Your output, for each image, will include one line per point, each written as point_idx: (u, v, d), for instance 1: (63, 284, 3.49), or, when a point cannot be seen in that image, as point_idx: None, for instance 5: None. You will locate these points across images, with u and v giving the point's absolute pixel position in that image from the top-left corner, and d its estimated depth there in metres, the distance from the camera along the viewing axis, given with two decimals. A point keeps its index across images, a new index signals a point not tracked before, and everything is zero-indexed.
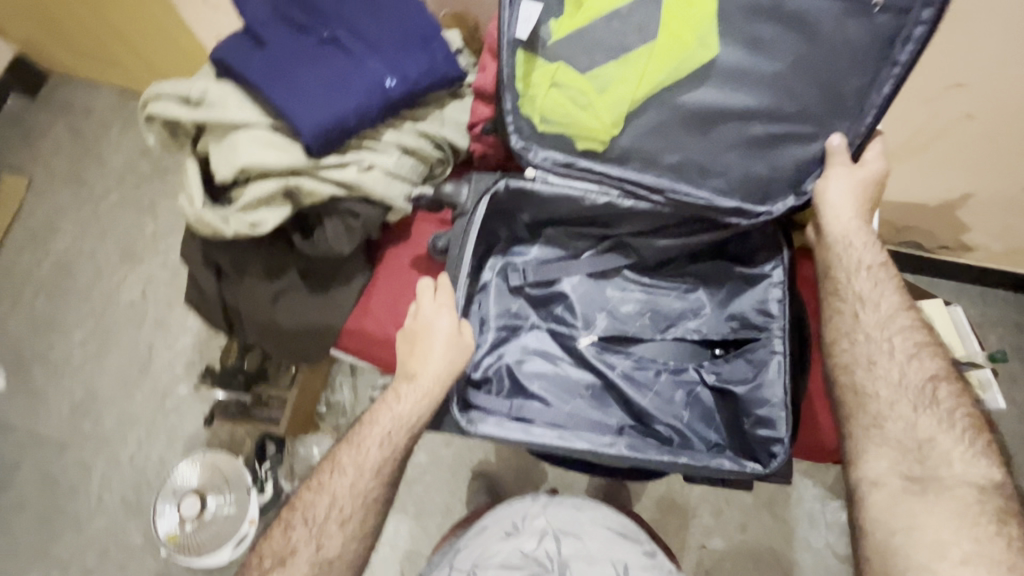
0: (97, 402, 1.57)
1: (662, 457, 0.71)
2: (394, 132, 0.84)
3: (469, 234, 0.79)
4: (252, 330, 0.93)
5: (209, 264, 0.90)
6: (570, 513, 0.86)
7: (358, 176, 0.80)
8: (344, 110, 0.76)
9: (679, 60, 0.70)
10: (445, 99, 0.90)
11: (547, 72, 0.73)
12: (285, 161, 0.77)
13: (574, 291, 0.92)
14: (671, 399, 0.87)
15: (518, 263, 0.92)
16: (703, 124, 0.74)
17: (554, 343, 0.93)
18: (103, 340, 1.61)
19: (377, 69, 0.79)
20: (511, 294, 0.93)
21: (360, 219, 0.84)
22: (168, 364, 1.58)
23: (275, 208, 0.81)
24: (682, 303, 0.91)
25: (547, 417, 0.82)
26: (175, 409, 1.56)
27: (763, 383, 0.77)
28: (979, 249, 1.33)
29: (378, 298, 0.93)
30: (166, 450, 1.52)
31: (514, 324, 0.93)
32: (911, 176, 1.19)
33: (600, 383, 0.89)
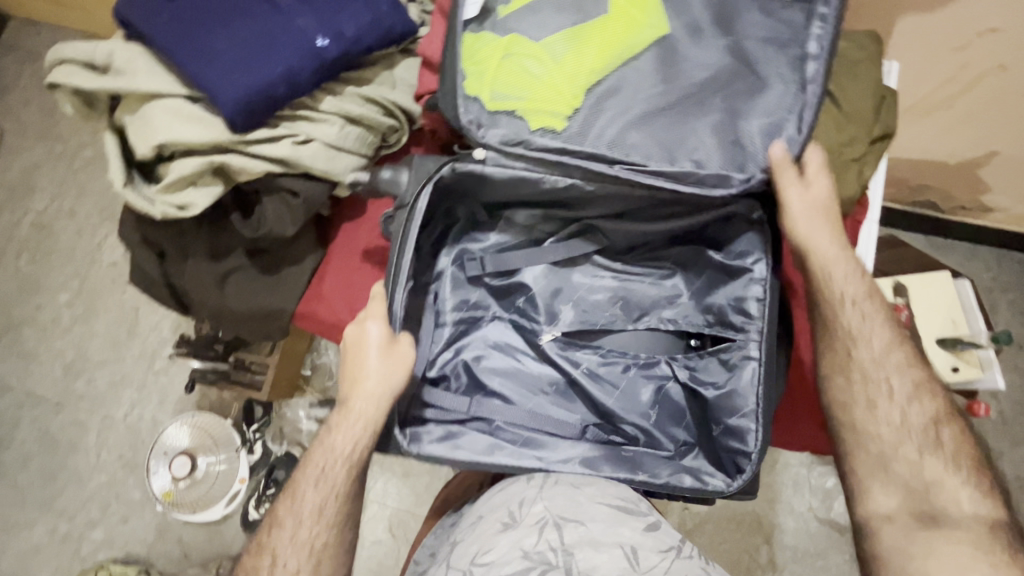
0: (89, 363, 1.53)
1: (618, 475, 0.73)
2: (334, 99, 0.75)
3: (412, 225, 0.70)
4: (203, 313, 0.88)
5: (148, 245, 0.84)
6: (568, 496, 0.68)
7: (293, 150, 0.72)
8: (268, 76, 0.67)
9: (631, 36, 0.70)
10: (396, 56, 0.80)
11: (500, 43, 0.70)
12: (208, 137, 0.69)
13: (540, 281, 0.87)
14: (636, 399, 0.83)
15: (476, 251, 0.85)
16: (653, 96, 0.70)
17: (517, 335, 0.88)
18: (89, 302, 1.55)
19: (307, 26, 0.69)
20: (469, 284, 0.87)
21: (301, 197, 0.76)
22: (154, 326, 1.53)
23: (205, 187, 0.73)
24: (657, 291, 0.85)
25: (507, 417, 0.80)
26: (164, 370, 1.52)
27: (734, 395, 0.74)
28: (998, 211, 1.22)
29: (332, 278, 0.87)
30: (158, 410, 1.49)
31: (473, 317, 0.87)
32: (931, 133, 1.07)
33: (565, 379, 0.86)
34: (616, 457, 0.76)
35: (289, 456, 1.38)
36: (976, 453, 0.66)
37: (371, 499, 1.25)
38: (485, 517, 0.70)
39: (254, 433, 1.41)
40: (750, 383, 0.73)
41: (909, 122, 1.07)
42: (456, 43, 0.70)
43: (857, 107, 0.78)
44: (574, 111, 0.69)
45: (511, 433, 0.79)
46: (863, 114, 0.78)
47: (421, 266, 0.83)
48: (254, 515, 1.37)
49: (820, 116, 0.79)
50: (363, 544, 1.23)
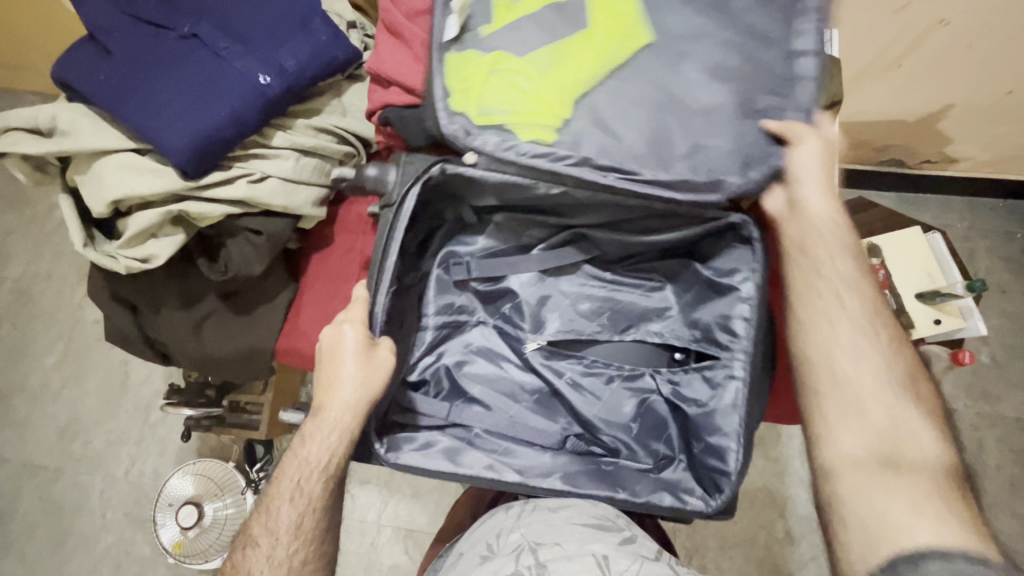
0: (84, 423, 1.51)
1: (599, 493, 0.73)
2: (285, 133, 0.75)
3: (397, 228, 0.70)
4: (185, 362, 0.88)
5: (120, 301, 0.84)
6: (544, 519, 0.68)
7: (249, 190, 0.72)
8: (213, 120, 0.67)
9: (612, 50, 0.68)
10: (343, 84, 0.80)
11: (483, 60, 0.68)
12: (162, 187, 0.69)
13: (524, 289, 0.88)
14: (617, 409, 0.84)
15: (463, 254, 0.86)
16: (648, 99, 0.68)
17: (500, 340, 0.89)
18: (77, 362, 1.53)
19: (248, 65, 0.69)
20: (460, 285, 0.88)
21: (264, 234, 0.76)
22: (145, 378, 1.52)
23: (166, 237, 0.73)
24: (644, 303, 0.86)
25: (488, 425, 0.81)
26: (161, 422, 1.51)
27: (716, 413, 0.74)
28: (964, 160, 1.23)
29: (308, 311, 0.87)
30: (159, 462, 1.48)
31: (457, 320, 0.89)
32: (886, 94, 1.08)
33: (547, 389, 0.87)
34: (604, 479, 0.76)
35: None
36: (940, 408, 0.65)
37: (384, 524, 1.24)
38: (466, 553, 0.70)
39: (258, 473, 1.39)
40: (732, 402, 0.73)
41: (863, 86, 1.09)
42: (438, 61, 0.67)
43: None
44: (563, 125, 0.67)
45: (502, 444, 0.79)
46: None
47: (407, 267, 0.80)
48: None
49: None
50: (381, 569, 1.22)
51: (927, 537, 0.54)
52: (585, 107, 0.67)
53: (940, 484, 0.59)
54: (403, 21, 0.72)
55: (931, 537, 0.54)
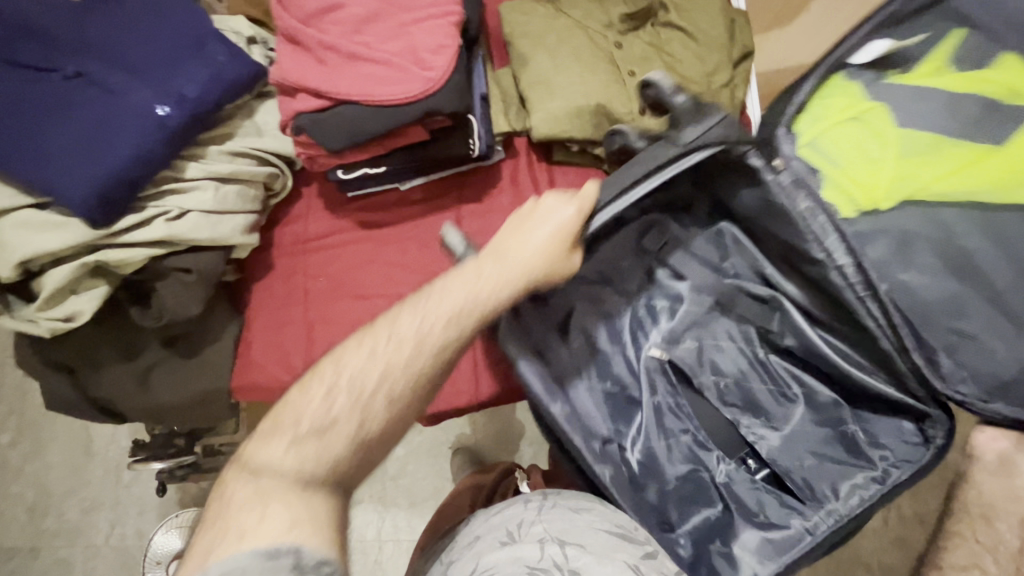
0: (54, 496, 1.44)
1: (647, 544, 0.63)
2: (199, 164, 0.71)
3: (607, 206, 0.59)
4: (138, 416, 0.84)
5: (52, 366, 0.78)
6: (567, 518, 0.64)
7: (168, 229, 0.69)
8: (115, 162, 0.63)
9: (1011, 175, 0.58)
10: (253, 103, 0.77)
11: (859, 103, 0.62)
12: (72, 240, 0.66)
13: (692, 302, 0.77)
14: (678, 471, 0.73)
15: (670, 232, 0.76)
16: (1005, 253, 0.58)
17: (649, 304, 0.78)
18: (35, 435, 1.46)
19: (144, 98, 0.65)
20: (647, 254, 0.78)
21: (194, 272, 0.72)
22: (111, 438, 1.46)
23: (87, 291, 0.69)
24: (772, 404, 0.74)
25: (619, 363, 0.76)
26: (136, 480, 1.45)
27: (743, 545, 0.68)
28: None
29: (259, 343, 0.84)
30: (141, 521, 1.42)
31: (611, 275, 0.77)
32: None
33: (635, 399, 0.76)
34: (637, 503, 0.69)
35: None
36: None
37: (385, 540, 1.22)
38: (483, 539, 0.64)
39: None
40: (773, 558, 0.66)
41: None
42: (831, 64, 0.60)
43: (715, 32, 0.81)
44: (873, 212, 0.61)
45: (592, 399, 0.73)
46: (719, 41, 0.81)
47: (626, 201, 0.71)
48: None
49: (682, 51, 0.81)
50: None
51: None
52: (887, 217, 0.61)
53: None
54: (296, 25, 0.69)
55: None
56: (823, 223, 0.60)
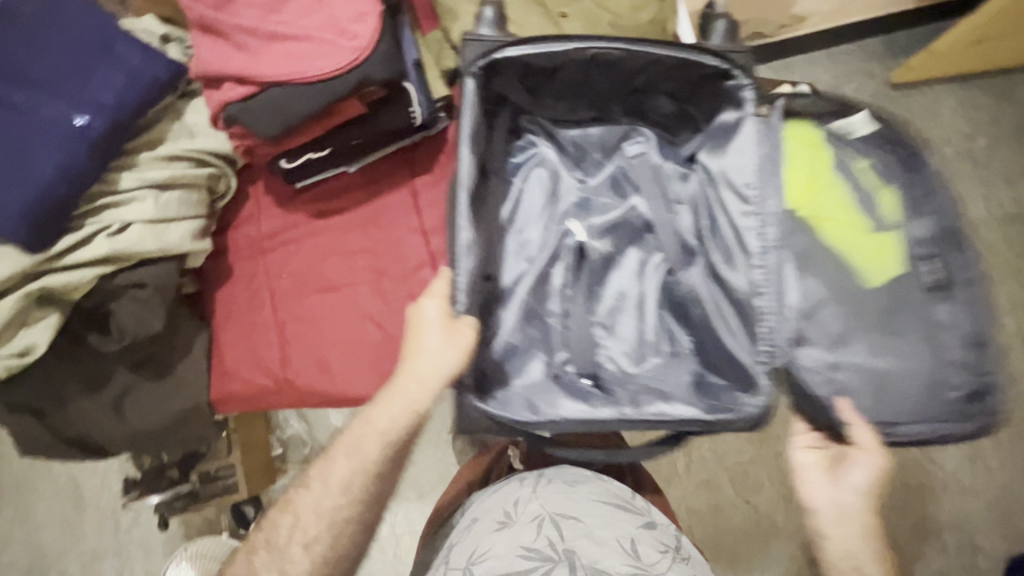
0: (50, 557, 1.41)
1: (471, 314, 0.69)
2: (132, 173, 0.68)
3: (557, 42, 0.68)
4: (120, 449, 0.81)
5: (16, 413, 0.75)
6: (563, 492, 0.72)
7: (112, 244, 0.66)
8: (43, 180, 0.60)
9: (852, 247, 0.70)
10: (179, 104, 0.73)
11: (818, 146, 0.72)
12: (10, 270, 0.62)
13: (625, 208, 0.86)
14: (520, 341, 0.78)
15: (645, 153, 0.83)
16: (861, 318, 0.70)
17: (603, 194, 0.87)
18: (18, 499, 1.42)
19: (61, 111, 0.62)
20: (618, 155, 0.86)
21: (148, 286, 0.70)
22: (99, 487, 1.43)
23: (38, 322, 0.66)
24: (635, 341, 0.84)
25: (579, 228, 0.87)
26: (134, 524, 1.42)
27: (532, 402, 0.72)
28: (811, 15, 1.32)
29: (231, 334, 0.83)
30: (147, 563, 1.41)
31: (577, 159, 0.87)
32: None
33: (541, 270, 0.84)
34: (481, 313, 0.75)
35: None
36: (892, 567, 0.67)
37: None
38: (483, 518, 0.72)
39: None
40: (551, 412, 0.69)
41: None
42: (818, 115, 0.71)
43: None
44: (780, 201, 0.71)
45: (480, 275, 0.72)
46: None
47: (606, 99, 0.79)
48: None
49: None
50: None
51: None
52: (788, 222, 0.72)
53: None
54: (208, 12, 0.66)
55: None
56: (743, 159, 0.71)
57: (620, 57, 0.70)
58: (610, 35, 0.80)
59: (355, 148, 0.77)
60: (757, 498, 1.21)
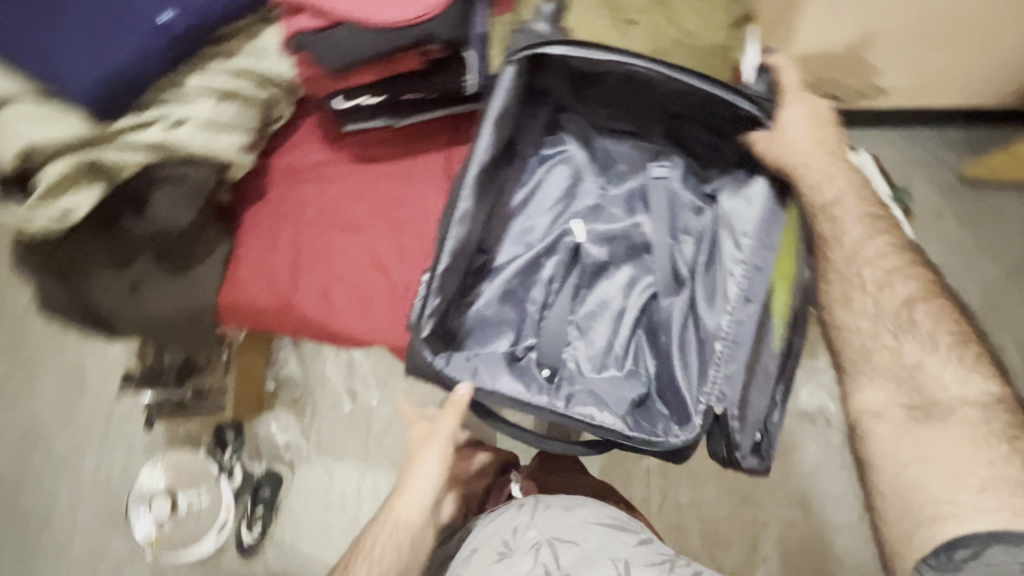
0: (43, 430, 1.50)
1: (442, 263, 0.72)
2: (199, 76, 0.73)
3: (604, 52, 0.69)
4: (126, 329, 0.87)
5: (44, 271, 0.80)
6: (559, 516, 0.76)
7: (165, 134, 0.72)
8: (118, 60, 0.66)
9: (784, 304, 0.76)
10: (256, 25, 0.78)
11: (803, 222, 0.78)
12: (72, 132, 0.69)
13: (632, 225, 0.86)
14: (490, 314, 0.83)
15: (670, 179, 0.83)
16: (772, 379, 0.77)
17: (619, 207, 0.86)
18: (29, 368, 1.52)
19: (149, 4, 0.67)
20: (644, 173, 0.85)
21: (188, 182, 0.75)
22: (103, 377, 1.51)
23: (83, 190, 0.70)
24: (602, 349, 0.84)
25: (584, 231, 0.86)
26: (124, 420, 1.50)
27: (476, 367, 0.79)
28: (893, 90, 1.32)
29: (251, 245, 0.87)
30: (127, 460, 1.48)
31: (604, 166, 0.86)
32: (820, 28, 1.16)
33: (533, 257, 0.85)
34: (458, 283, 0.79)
35: (273, 473, 1.44)
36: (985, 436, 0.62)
37: (365, 496, 1.43)
38: (480, 548, 0.75)
39: (230, 458, 1.44)
40: (492, 383, 0.77)
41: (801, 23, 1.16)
42: None
43: None
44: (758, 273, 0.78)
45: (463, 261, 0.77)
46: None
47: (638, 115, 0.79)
48: (248, 539, 1.40)
49: (684, 9, 0.82)
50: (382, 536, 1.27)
51: (982, 518, 0.59)
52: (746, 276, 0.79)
53: (963, 475, 0.61)
54: None
55: (989, 516, 0.58)
56: (749, 208, 0.77)
57: (659, 79, 0.71)
58: (672, 49, 0.81)
59: (404, 103, 0.78)
60: (723, 555, 1.20)
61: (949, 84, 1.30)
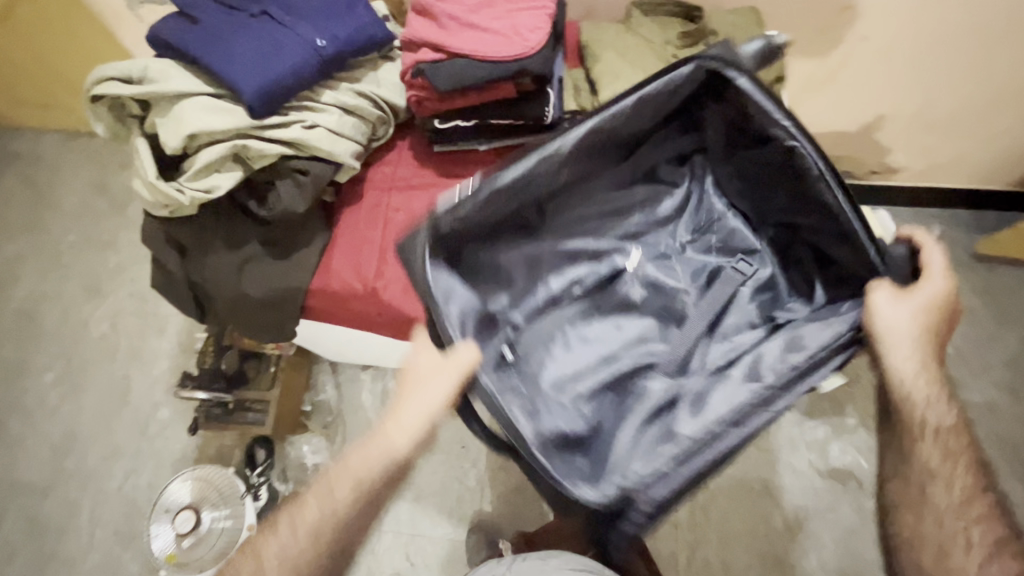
0: (80, 439, 1.55)
1: (507, 172, 0.74)
2: (331, 93, 0.90)
3: (781, 111, 0.75)
4: (223, 307, 0.97)
5: (170, 248, 0.94)
6: (536, 567, 0.90)
7: (302, 133, 0.86)
8: (280, 72, 0.82)
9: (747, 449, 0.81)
10: (377, 62, 0.96)
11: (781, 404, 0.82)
12: (230, 123, 0.82)
13: (679, 279, 0.94)
14: (499, 272, 0.85)
15: (746, 272, 0.92)
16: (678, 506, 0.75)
17: (683, 265, 0.95)
18: (77, 378, 1.61)
19: (307, 33, 0.84)
20: (726, 258, 0.94)
21: (309, 175, 0.88)
22: (146, 391, 1.59)
23: (227, 172, 0.85)
24: (571, 378, 0.87)
25: (643, 272, 0.94)
26: (159, 435, 1.55)
27: (455, 298, 0.77)
28: (903, 170, 1.59)
29: (344, 238, 0.99)
30: (154, 475, 1.51)
31: (703, 222, 0.95)
32: (830, 104, 1.44)
33: (571, 253, 0.91)
34: (499, 233, 0.81)
35: None
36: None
37: (385, 529, 1.41)
38: None
39: (258, 478, 1.42)
40: (456, 317, 0.76)
41: (811, 99, 1.44)
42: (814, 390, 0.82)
43: None
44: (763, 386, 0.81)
45: (501, 213, 0.78)
46: None
47: (763, 192, 0.87)
48: None
49: None
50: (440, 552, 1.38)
51: None
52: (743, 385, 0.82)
53: None
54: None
55: None
56: (824, 329, 0.79)
57: (815, 172, 0.77)
58: None
59: (494, 125, 0.96)
60: None
61: (952, 167, 1.57)
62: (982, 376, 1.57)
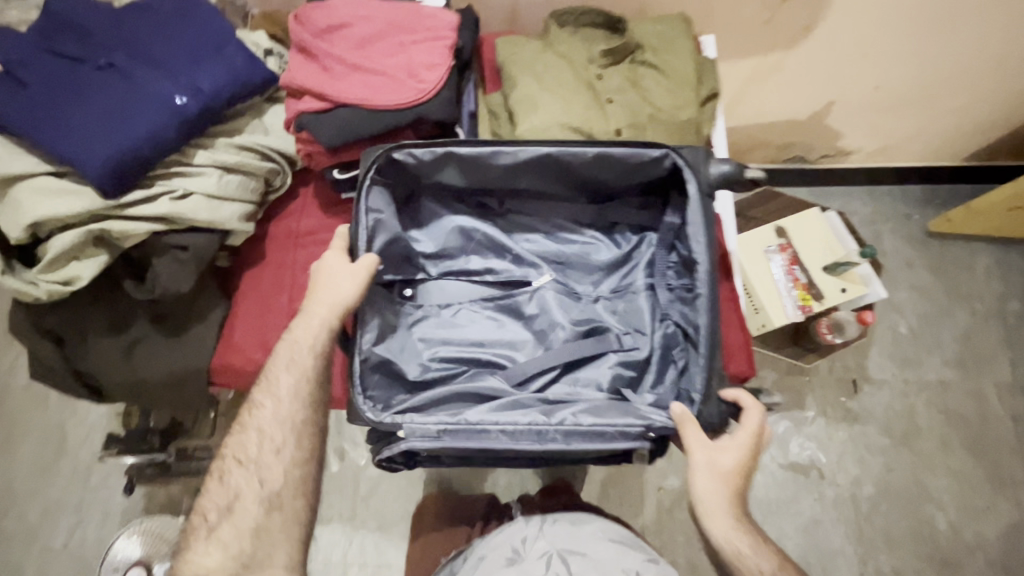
0: (16, 496, 1.39)
1: (477, 149, 0.77)
2: (207, 153, 0.78)
3: (705, 232, 0.77)
4: (118, 393, 0.86)
5: (40, 336, 0.82)
6: (568, 531, 0.91)
7: (172, 206, 0.75)
8: (133, 139, 0.70)
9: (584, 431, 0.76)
10: (262, 105, 0.84)
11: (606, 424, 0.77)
12: (81, 207, 0.71)
13: (556, 312, 0.91)
14: (440, 229, 0.90)
15: (634, 345, 0.89)
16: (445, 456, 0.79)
17: (599, 310, 0.92)
18: (6, 428, 1.42)
19: (164, 87, 0.73)
20: (619, 329, 0.90)
21: (190, 249, 0.77)
22: (85, 439, 1.42)
23: (89, 258, 0.74)
24: (448, 336, 0.89)
25: (556, 300, 0.91)
26: (102, 485, 1.40)
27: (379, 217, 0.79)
28: (855, 150, 1.52)
29: (248, 308, 0.89)
30: (101, 529, 1.37)
31: (624, 287, 0.92)
32: (774, 93, 1.31)
33: (509, 250, 0.92)
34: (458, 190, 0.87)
35: None
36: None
37: (350, 563, 1.23)
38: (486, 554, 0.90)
39: None
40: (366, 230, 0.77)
41: (755, 88, 1.30)
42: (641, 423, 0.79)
43: (685, 72, 0.90)
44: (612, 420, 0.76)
45: (453, 176, 0.82)
46: (687, 78, 0.90)
47: (684, 282, 0.86)
48: None
49: (654, 86, 0.90)
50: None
51: None
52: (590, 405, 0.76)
53: None
54: (309, 38, 0.77)
55: None
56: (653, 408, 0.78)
57: (708, 273, 0.77)
58: (650, 124, 0.88)
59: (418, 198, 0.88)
60: None
61: (904, 144, 1.49)
62: (935, 352, 1.50)
